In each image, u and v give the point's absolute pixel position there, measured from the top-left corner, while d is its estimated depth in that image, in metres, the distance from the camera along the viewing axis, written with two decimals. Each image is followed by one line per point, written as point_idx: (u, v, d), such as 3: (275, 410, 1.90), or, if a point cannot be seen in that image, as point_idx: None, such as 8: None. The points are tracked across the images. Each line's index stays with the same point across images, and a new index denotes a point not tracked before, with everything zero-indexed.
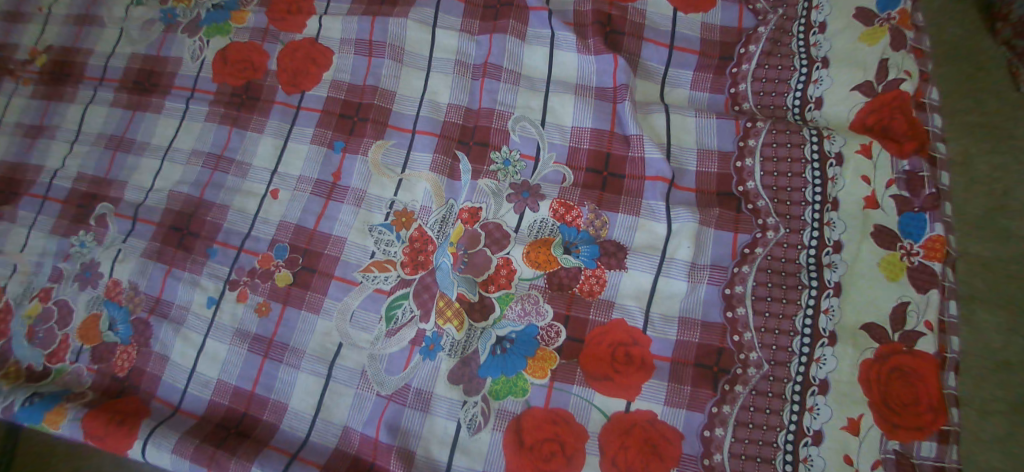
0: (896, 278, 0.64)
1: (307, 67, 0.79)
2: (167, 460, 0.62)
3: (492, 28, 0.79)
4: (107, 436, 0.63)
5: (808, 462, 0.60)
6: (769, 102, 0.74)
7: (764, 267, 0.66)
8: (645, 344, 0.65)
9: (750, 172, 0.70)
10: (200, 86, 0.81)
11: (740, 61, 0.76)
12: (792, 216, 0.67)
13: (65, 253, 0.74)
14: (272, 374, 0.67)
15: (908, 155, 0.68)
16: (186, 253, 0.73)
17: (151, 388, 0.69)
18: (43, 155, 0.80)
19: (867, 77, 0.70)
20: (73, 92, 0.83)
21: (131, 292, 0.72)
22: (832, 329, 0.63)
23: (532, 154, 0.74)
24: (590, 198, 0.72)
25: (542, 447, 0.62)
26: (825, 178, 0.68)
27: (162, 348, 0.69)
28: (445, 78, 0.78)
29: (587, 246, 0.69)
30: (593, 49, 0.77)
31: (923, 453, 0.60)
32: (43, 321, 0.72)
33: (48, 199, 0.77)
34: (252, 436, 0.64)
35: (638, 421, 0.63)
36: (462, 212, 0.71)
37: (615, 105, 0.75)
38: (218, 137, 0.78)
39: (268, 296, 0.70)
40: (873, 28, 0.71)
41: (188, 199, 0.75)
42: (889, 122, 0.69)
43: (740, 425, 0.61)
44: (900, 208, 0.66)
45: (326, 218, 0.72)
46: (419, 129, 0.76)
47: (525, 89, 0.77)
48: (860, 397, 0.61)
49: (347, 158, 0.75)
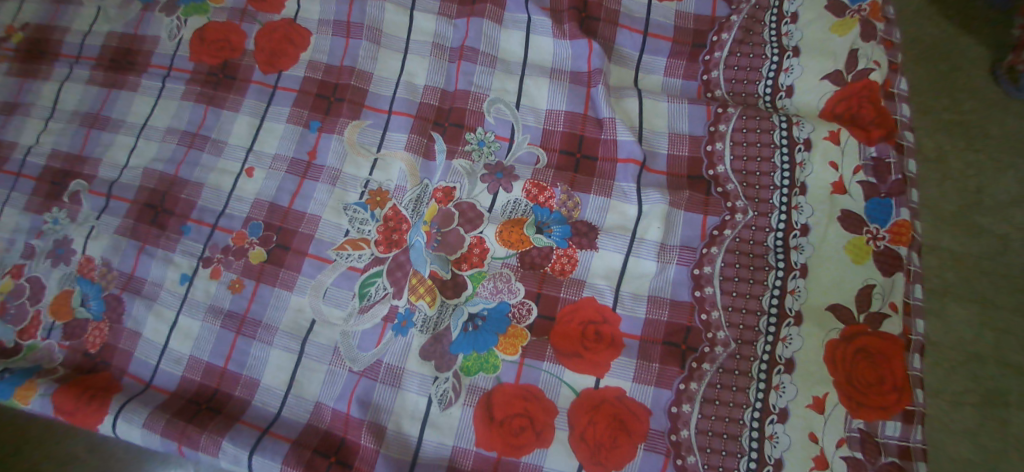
0: (862, 261, 0.66)
1: (285, 47, 0.80)
2: (137, 435, 0.63)
3: (469, 12, 0.80)
4: (77, 411, 0.63)
5: (774, 439, 0.61)
6: (740, 89, 0.75)
7: (733, 248, 0.67)
8: (614, 323, 0.67)
9: (721, 156, 0.72)
10: (177, 65, 0.81)
11: (713, 48, 0.78)
12: (761, 200, 0.69)
13: (38, 230, 0.74)
14: (245, 350, 0.67)
15: (875, 142, 0.69)
16: (160, 230, 0.72)
17: (122, 364, 0.68)
18: (16, 132, 0.80)
19: (837, 66, 0.72)
20: (48, 70, 0.83)
21: (104, 269, 0.71)
22: (798, 309, 0.65)
23: (507, 135, 0.75)
24: (563, 180, 0.73)
25: (512, 422, 0.62)
26: (793, 163, 0.69)
27: (135, 324, 0.69)
28: (422, 61, 0.79)
29: (559, 226, 0.70)
30: (569, 34, 0.78)
31: (887, 432, 0.61)
32: (16, 297, 0.71)
33: (21, 176, 0.77)
34: (223, 411, 0.65)
35: (607, 397, 0.64)
36: (437, 191, 0.72)
37: (590, 89, 0.77)
38: (194, 116, 0.78)
39: (242, 273, 0.70)
40: (844, 19, 0.73)
41: (163, 177, 0.75)
42: (858, 110, 0.71)
43: (707, 402, 0.62)
44: (867, 193, 0.68)
45: (302, 196, 0.73)
46: (395, 109, 0.76)
47: (500, 72, 0.78)
48: (825, 376, 0.62)
49: (323, 137, 0.75)
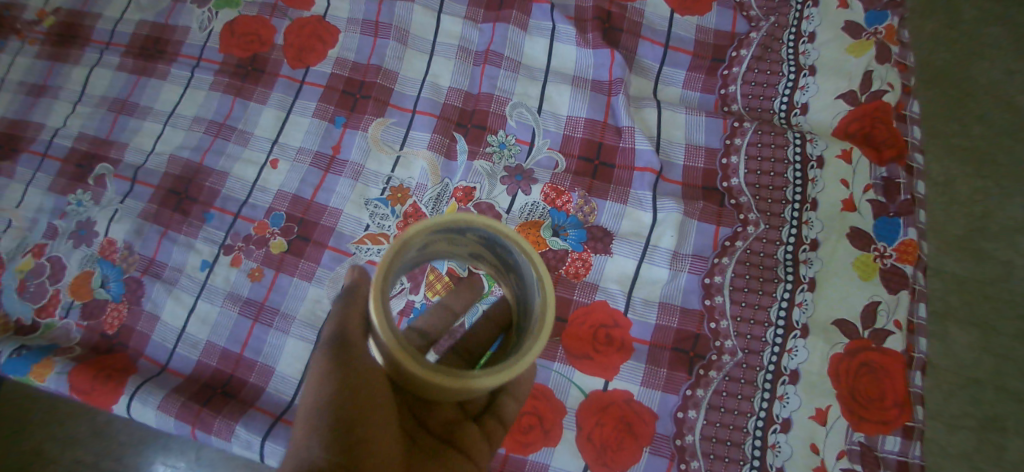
0: (869, 278, 0.67)
1: (313, 43, 0.81)
2: (151, 416, 0.63)
3: (495, 17, 0.83)
4: (93, 390, 0.64)
5: (776, 448, 0.62)
6: (756, 105, 0.77)
7: (743, 259, 0.69)
8: (625, 327, 0.68)
9: (735, 169, 0.74)
10: (206, 56, 0.83)
11: (731, 63, 0.80)
12: (772, 213, 0.70)
13: (61, 211, 0.75)
14: (261, 337, 0.68)
15: (886, 162, 0.72)
16: (183, 216, 0.74)
17: (139, 346, 0.69)
18: (45, 113, 0.81)
19: (852, 86, 0.74)
20: (78, 55, 0.85)
21: (125, 252, 0.72)
22: (805, 322, 0.66)
23: (527, 139, 0.76)
24: (581, 185, 0.74)
25: (522, 419, 0.64)
26: (805, 179, 0.71)
27: (153, 307, 0.70)
28: (447, 63, 0.81)
29: (575, 230, 0.72)
30: (592, 44, 0.80)
31: (886, 447, 0.62)
32: (35, 276, 0.71)
33: (47, 157, 0.78)
34: (237, 397, 0.65)
35: (615, 399, 0.65)
36: (457, 191, 0.73)
37: (610, 98, 0.79)
38: (221, 106, 0.80)
39: (262, 262, 0.71)
40: (860, 41, 0.76)
41: (188, 164, 0.77)
42: (870, 130, 0.73)
43: (712, 409, 0.64)
44: (876, 212, 0.70)
45: (324, 190, 0.74)
46: (419, 109, 0.78)
47: (523, 77, 0.80)
48: (828, 388, 0.64)
49: (347, 133, 0.77)
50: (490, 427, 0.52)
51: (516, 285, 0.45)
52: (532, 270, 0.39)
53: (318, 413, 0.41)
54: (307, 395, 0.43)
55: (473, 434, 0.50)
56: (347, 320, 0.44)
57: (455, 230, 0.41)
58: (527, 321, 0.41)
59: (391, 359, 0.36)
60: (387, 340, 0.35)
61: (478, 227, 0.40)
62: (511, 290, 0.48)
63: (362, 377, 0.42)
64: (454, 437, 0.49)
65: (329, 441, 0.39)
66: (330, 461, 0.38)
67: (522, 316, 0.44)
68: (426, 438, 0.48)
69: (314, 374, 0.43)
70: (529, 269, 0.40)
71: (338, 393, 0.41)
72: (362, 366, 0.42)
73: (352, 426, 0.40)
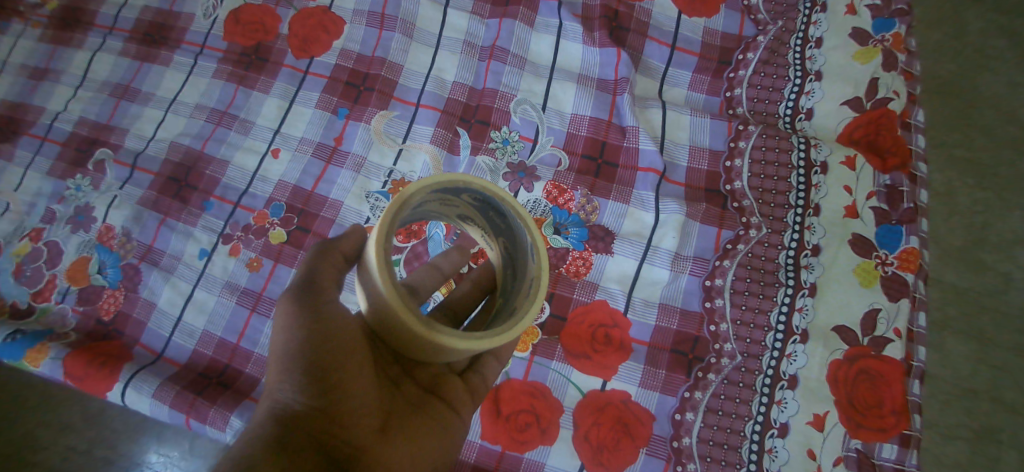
0: (870, 285, 0.67)
1: (318, 34, 0.81)
2: (146, 404, 0.63)
3: (502, 13, 0.82)
4: (87, 377, 0.63)
5: (773, 453, 0.62)
6: (762, 108, 0.77)
7: (745, 263, 0.68)
8: (624, 327, 0.68)
9: (739, 172, 0.73)
10: (210, 44, 0.82)
11: (737, 66, 0.79)
12: (775, 218, 0.70)
13: (59, 195, 0.74)
14: (258, 328, 0.68)
15: (890, 170, 0.72)
16: (183, 204, 0.73)
17: (135, 334, 0.69)
18: (45, 97, 0.81)
19: (857, 93, 0.74)
20: (81, 39, 0.84)
21: (123, 238, 0.72)
22: (805, 328, 0.66)
23: (531, 136, 0.76)
24: (583, 183, 0.74)
25: (518, 417, 0.63)
26: (808, 185, 0.71)
27: (150, 295, 0.70)
28: (452, 57, 0.81)
29: (577, 229, 0.71)
30: (598, 42, 0.80)
31: (883, 454, 0.62)
32: (32, 260, 0.71)
33: (47, 140, 0.78)
34: (232, 387, 0.65)
35: (613, 400, 0.65)
36: None
37: (615, 97, 0.78)
38: (224, 94, 0.79)
39: (261, 253, 0.71)
40: (867, 48, 0.75)
41: (189, 152, 0.76)
42: (874, 137, 0.73)
43: (710, 412, 0.63)
44: (879, 219, 0.70)
45: (325, 181, 0.74)
46: (423, 103, 0.78)
47: (529, 74, 0.79)
48: (827, 395, 0.63)
49: (350, 125, 0.76)
50: (474, 382, 0.54)
51: (503, 247, 0.49)
52: (528, 235, 0.44)
53: (290, 358, 0.41)
54: (276, 339, 0.42)
55: (456, 386, 0.51)
56: (320, 271, 0.45)
57: (450, 191, 0.43)
58: (519, 281, 0.45)
59: (387, 309, 0.37)
60: (387, 295, 0.36)
61: (473, 189, 0.43)
62: (495, 253, 0.52)
63: (336, 322, 0.42)
64: (440, 389, 0.50)
65: (301, 387, 0.40)
66: (304, 406, 0.39)
67: (509, 278, 0.49)
68: (411, 387, 0.48)
69: (282, 317, 0.42)
70: (524, 233, 0.44)
71: (309, 339, 0.41)
72: (334, 310, 0.43)
73: (327, 374, 0.40)
